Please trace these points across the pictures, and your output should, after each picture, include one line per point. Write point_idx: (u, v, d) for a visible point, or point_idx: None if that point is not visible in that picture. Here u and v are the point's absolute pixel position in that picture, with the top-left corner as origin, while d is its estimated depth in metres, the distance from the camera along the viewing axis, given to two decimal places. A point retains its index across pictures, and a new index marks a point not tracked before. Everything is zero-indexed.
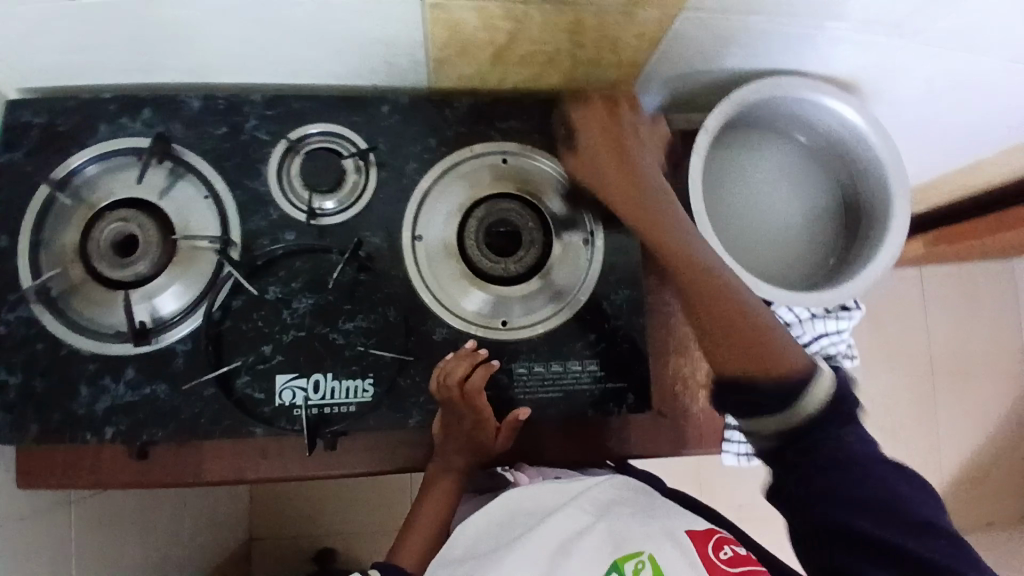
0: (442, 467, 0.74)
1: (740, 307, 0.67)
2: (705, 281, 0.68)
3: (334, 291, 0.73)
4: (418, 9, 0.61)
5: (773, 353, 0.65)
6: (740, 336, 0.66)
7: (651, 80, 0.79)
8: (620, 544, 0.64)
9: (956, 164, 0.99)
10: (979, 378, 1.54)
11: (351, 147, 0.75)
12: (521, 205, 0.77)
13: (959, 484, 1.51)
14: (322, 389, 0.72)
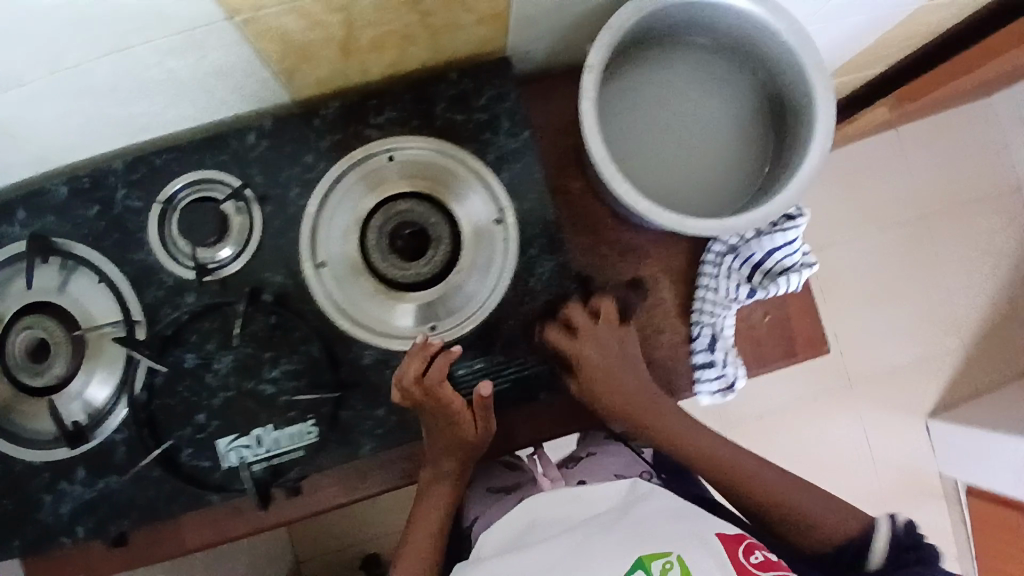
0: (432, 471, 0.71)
1: (781, 493, 0.70)
2: (744, 479, 0.71)
3: (251, 342, 0.70)
4: (232, 30, 0.58)
5: (832, 521, 0.68)
6: (784, 505, 0.69)
7: (519, 28, 0.72)
8: (643, 542, 0.59)
9: (884, 23, 0.91)
10: (979, 222, 1.49)
11: (226, 189, 0.71)
12: (419, 202, 0.73)
13: (981, 334, 1.49)
14: (265, 443, 0.69)
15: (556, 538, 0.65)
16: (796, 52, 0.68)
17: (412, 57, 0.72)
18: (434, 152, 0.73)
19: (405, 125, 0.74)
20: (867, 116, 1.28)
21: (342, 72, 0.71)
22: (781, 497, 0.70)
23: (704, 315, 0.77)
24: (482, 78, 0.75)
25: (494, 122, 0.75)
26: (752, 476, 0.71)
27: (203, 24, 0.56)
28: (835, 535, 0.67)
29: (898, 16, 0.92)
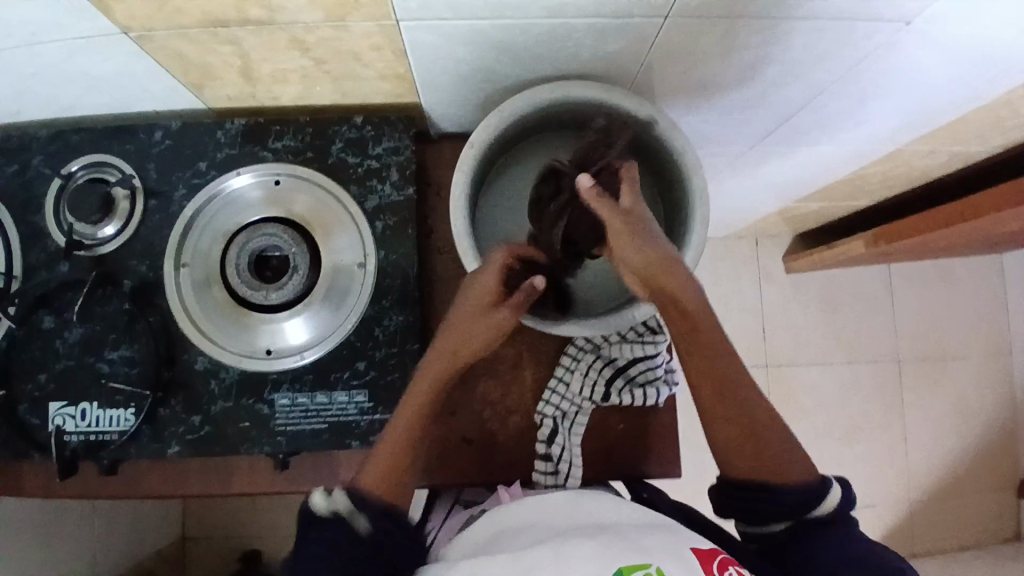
0: (455, 338, 0.68)
1: (762, 437, 0.61)
2: (737, 420, 0.61)
3: (103, 322, 0.75)
4: (128, 42, 0.62)
5: (781, 467, 0.60)
6: (756, 462, 0.60)
7: (424, 92, 0.75)
8: (620, 547, 0.50)
9: (824, 142, 0.91)
10: (951, 370, 1.43)
11: (118, 175, 0.76)
12: (289, 230, 0.77)
13: (932, 491, 1.40)
14: (88, 417, 0.74)
15: (522, 531, 0.59)
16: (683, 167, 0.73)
17: (318, 96, 0.75)
18: (318, 187, 0.77)
19: (300, 156, 0.77)
20: (842, 246, 1.24)
21: (251, 96, 0.75)
22: (750, 428, 0.61)
23: (549, 404, 0.80)
24: (383, 129, 0.77)
25: (383, 172, 0.77)
26: (741, 387, 0.62)
27: (96, 33, 0.60)
28: (779, 482, 0.59)
29: (839, 142, 0.92)
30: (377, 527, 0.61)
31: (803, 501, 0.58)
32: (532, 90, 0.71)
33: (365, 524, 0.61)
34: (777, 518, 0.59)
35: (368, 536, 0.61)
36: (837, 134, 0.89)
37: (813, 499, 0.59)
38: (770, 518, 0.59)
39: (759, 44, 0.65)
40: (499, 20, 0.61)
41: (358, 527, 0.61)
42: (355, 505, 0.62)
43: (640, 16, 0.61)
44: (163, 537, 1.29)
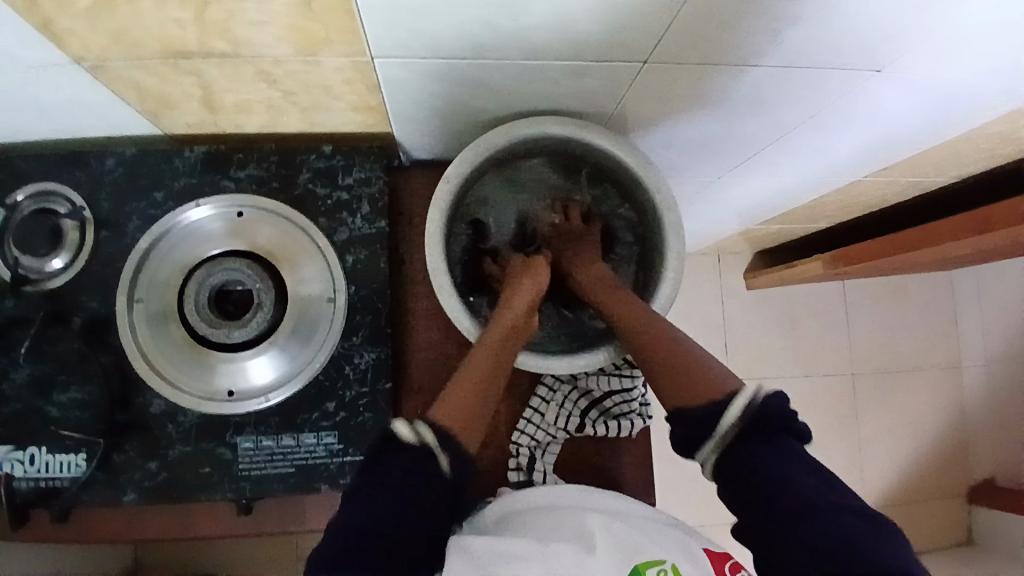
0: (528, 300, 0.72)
1: (690, 363, 0.65)
2: (653, 342, 0.67)
3: (51, 362, 0.71)
4: (79, 72, 0.58)
5: (699, 384, 0.63)
6: (676, 380, 0.65)
7: (395, 124, 0.73)
8: (635, 547, 0.54)
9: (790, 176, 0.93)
10: (904, 382, 1.49)
11: (67, 205, 0.72)
12: (252, 264, 0.73)
13: (886, 500, 1.45)
14: (37, 463, 0.69)
15: (524, 529, 0.59)
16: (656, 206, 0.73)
17: (285, 124, 0.72)
18: (284, 219, 0.74)
19: (266, 186, 0.74)
20: (802, 267, 1.26)
21: (213, 124, 0.71)
22: (685, 374, 0.64)
23: (522, 437, 0.80)
24: (353, 159, 0.75)
25: (353, 204, 0.75)
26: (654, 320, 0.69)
27: (44, 64, 0.56)
28: (697, 397, 0.62)
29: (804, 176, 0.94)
30: (456, 472, 0.62)
31: (711, 406, 0.61)
32: (504, 128, 0.70)
33: (445, 462, 0.61)
34: (704, 437, 0.61)
35: (450, 476, 0.61)
36: (800, 169, 0.91)
37: (712, 407, 0.61)
38: (704, 436, 0.61)
39: (732, 86, 0.66)
40: (477, 59, 0.59)
41: (442, 466, 0.60)
42: (438, 442, 0.61)
43: (618, 57, 0.60)
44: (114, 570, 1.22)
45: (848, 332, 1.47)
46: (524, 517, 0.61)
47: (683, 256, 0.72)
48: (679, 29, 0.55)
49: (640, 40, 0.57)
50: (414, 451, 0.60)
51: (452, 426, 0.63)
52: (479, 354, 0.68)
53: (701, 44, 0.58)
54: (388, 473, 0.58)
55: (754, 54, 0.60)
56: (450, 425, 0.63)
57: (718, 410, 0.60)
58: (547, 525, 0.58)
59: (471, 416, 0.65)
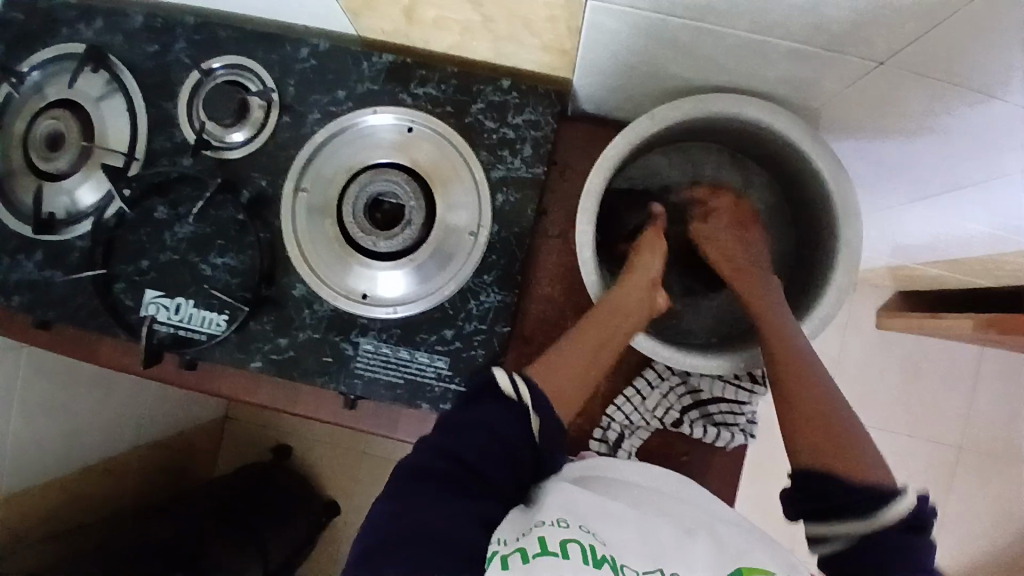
0: (642, 279, 0.71)
1: (846, 435, 0.58)
2: (806, 409, 0.60)
3: (212, 225, 0.77)
4: None
5: (856, 459, 0.56)
6: (822, 441, 0.58)
7: (581, 72, 0.71)
8: (737, 554, 0.49)
9: (978, 225, 0.84)
10: (1015, 474, 1.36)
11: (257, 84, 0.76)
12: (410, 181, 0.75)
13: None
14: (181, 312, 0.77)
15: (611, 492, 0.55)
16: (836, 236, 0.67)
17: (473, 49, 0.72)
18: (448, 145, 0.75)
19: (438, 108, 0.75)
20: (946, 322, 1.14)
21: (406, 34, 0.72)
22: (832, 435, 0.58)
23: (617, 415, 0.79)
24: (527, 99, 0.74)
25: (516, 144, 0.75)
26: (810, 379, 0.62)
27: None
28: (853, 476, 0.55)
29: (993, 230, 0.84)
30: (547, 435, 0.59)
31: (872, 497, 0.53)
32: (698, 98, 0.66)
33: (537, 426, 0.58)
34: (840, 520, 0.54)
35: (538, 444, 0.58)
36: (997, 220, 0.81)
37: (874, 501, 0.53)
38: (835, 518, 0.54)
39: (965, 116, 0.59)
40: (696, 23, 0.56)
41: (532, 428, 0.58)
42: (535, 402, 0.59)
43: (855, 50, 0.54)
44: (207, 414, 1.34)
45: (972, 404, 1.35)
46: (616, 485, 0.58)
47: (843, 299, 0.66)
48: (936, 40, 0.50)
49: (885, 40, 0.52)
50: (510, 403, 0.58)
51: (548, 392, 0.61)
52: (583, 335, 0.66)
53: (957, 58, 0.51)
54: (479, 415, 0.57)
55: (1011, 86, 0.53)
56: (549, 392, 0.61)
57: (877, 508, 0.53)
58: (641, 502, 0.54)
59: (568, 389, 0.62)
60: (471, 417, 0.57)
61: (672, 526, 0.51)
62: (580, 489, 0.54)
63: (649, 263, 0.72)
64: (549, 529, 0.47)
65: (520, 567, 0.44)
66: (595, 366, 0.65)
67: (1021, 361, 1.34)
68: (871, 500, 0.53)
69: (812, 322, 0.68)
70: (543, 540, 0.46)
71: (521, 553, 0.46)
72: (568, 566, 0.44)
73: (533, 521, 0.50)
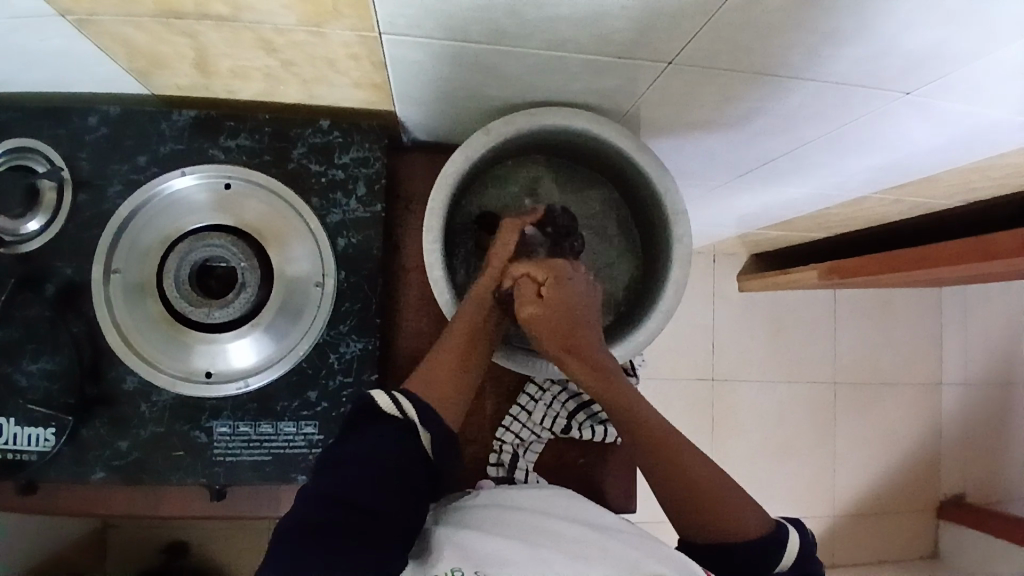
0: (468, 322, 0.65)
1: (710, 484, 0.57)
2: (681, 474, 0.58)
3: (19, 328, 0.67)
4: (62, 25, 0.53)
5: (730, 514, 0.56)
6: (698, 510, 0.57)
7: (399, 104, 0.69)
8: (632, 563, 0.49)
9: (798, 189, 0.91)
10: (884, 397, 1.50)
11: (44, 164, 0.67)
12: (238, 241, 0.69)
13: (854, 511, 1.48)
14: (3, 434, 0.66)
15: (502, 530, 0.54)
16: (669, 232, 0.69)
17: (283, 94, 0.68)
18: (273, 197, 0.70)
19: (257, 159, 0.70)
20: (796, 275, 1.24)
21: (206, 87, 0.66)
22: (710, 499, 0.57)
23: (507, 436, 0.78)
24: (352, 137, 0.71)
25: (349, 184, 0.71)
26: (673, 443, 0.59)
27: (27, 14, 0.51)
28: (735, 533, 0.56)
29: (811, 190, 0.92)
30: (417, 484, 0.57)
31: (769, 550, 0.56)
32: (526, 112, 0.66)
33: (428, 440, 0.60)
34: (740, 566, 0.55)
35: (430, 459, 0.60)
36: (809, 181, 0.88)
37: (773, 553, 0.56)
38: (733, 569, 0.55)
39: (758, 97, 0.63)
40: (495, 44, 0.56)
41: (424, 444, 0.60)
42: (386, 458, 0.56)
43: (647, 52, 0.56)
44: (77, 529, 1.18)
45: (835, 344, 1.47)
46: (503, 514, 0.57)
47: (680, 292, 0.69)
48: (714, 35, 0.52)
49: (670, 41, 0.54)
50: (393, 425, 0.59)
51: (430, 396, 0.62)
52: (445, 354, 0.65)
53: (736, 48, 0.54)
54: (361, 448, 0.57)
55: (784, 67, 0.57)
56: (427, 399, 0.62)
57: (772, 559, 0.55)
58: (530, 528, 0.55)
59: (448, 388, 0.64)
60: (357, 451, 0.56)
61: (562, 550, 0.50)
62: (471, 538, 0.53)
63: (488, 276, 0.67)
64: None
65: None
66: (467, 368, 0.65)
67: (867, 296, 1.49)
68: (770, 550, 0.55)
69: (659, 316, 0.69)
70: None
71: None
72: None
73: None
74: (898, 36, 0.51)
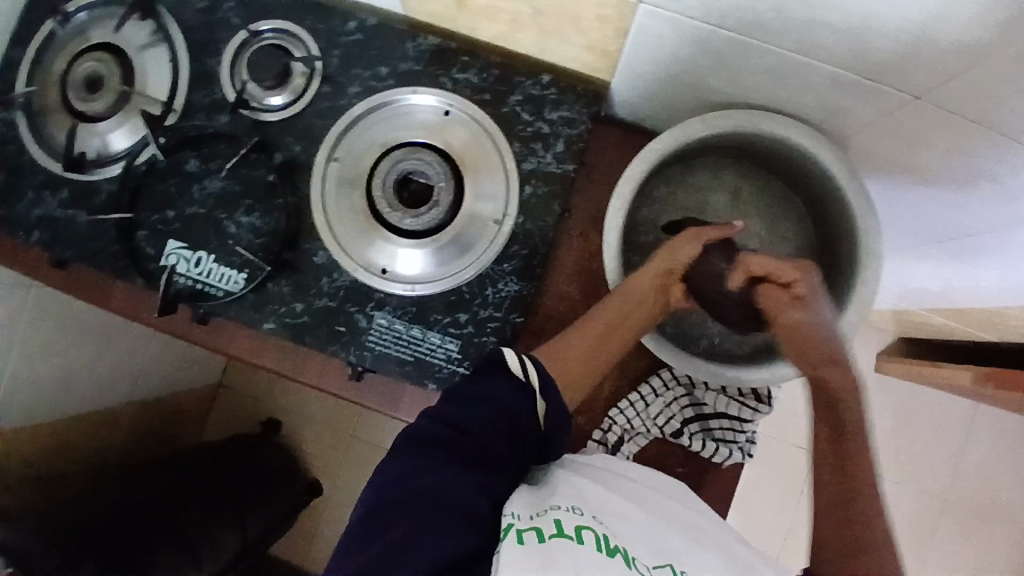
0: (665, 263, 0.69)
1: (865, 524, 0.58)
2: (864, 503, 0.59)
3: (241, 184, 0.78)
4: None
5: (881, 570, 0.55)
6: (845, 535, 0.57)
7: (621, 78, 0.73)
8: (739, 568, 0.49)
9: (988, 273, 0.86)
10: (997, 529, 1.36)
11: (300, 52, 0.77)
12: (443, 163, 0.75)
13: None
14: (201, 266, 0.77)
15: (618, 489, 0.56)
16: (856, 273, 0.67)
17: (519, 42, 0.73)
18: (482, 133, 0.76)
19: (477, 95, 0.76)
20: (943, 369, 1.16)
21: (456, 19, 0.73)
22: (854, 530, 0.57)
23: (620, 418, 0.79)
24: (566, 97, 0.75)
25: (550, 139, 0.76)
26: (865, 481, 0.60)
27: None
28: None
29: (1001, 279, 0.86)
30: (552, 420, 0.59)
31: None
32: (750, 112, 0.67)
33: (542, 412, 0.58)
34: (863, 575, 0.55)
35: (542, 429, 0.58)
36: (1009, 269, 0.82)
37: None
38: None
39: (996, 160, 0.61)
40: (747, 36, 0.57)
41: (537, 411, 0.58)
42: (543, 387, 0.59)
43: (900, 78, 0.55)
44: (200, 379, 1.33)
45: (959, 456, 1.35)
46: (616, 477, 0.59)
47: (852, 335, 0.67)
48: (984, 76, 0.51)
49: (928, 73, 0.53)
50: (513, 379, 0.58)
51: (558, 379, 0.62)
52: (588, 330, 0.66)
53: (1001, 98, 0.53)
54: (478, 391, 0.57)
55: None
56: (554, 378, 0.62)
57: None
58: (643, 498, 0.56)
59: (579, 379, 0.65)
60: (476, 392, 0.56)
61: (681, 532, 0.51)
62: (587, 486, 0.54)
63: (681, 252, 0.69)
64: (565, 514, 0.48)
65: (538, 544, 0.44)
66: (599, 355, 0.66)
67: (1012, 418, 1.35)
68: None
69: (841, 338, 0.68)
70: (558, 523, 0.46)
71: (537, 532, 0.45)
72: (584, 552, 0.44)
73: (546, 504, 0.50)
74: None
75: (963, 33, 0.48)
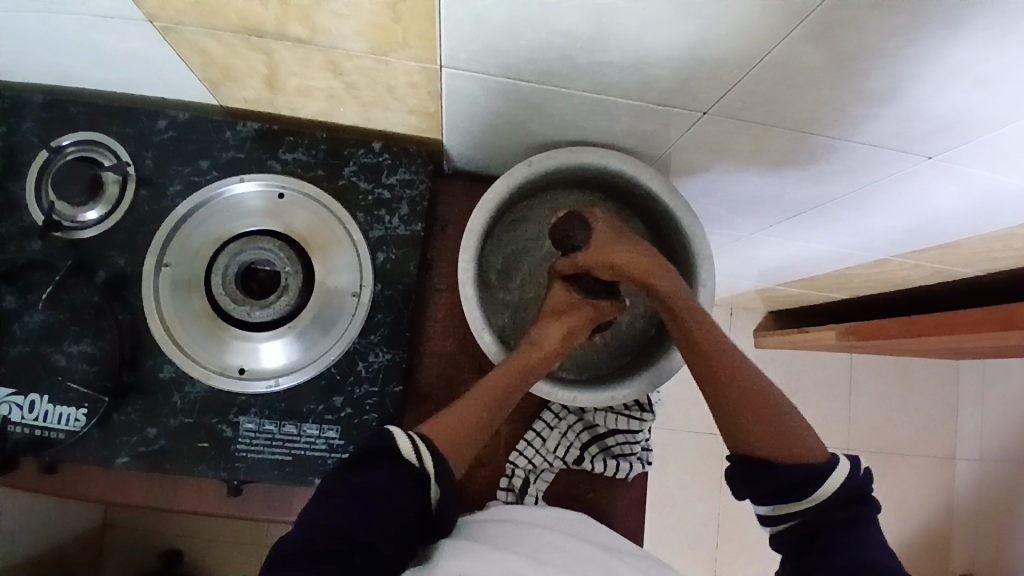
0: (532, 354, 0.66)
1: (777, 412, 0.60)
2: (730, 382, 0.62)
3: (66, 311, 0.71)
4: (152, 32, 0.58)
5: (795, 441, 0.59)
6: (759, 428, 0.60)
7: (447, 133, 0.73)
8: None
9: (819, 245, 0.94)
10: (898, 467, 1.48)
11: (109, 159, 0.72)
12: (285, 246, 0.73)
13: None
14: (36, 411, 0.69)
15: (507, 545, 0.56)
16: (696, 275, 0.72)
17: (341, 115, 0.72)
18: (319, 209, 0.74)
19: (310, 172, 0.74)
20: (814, 334, 1.26)
21: (272, 103, 0.71)
22: (766, 420, 0.60)
23: (521, 459, 0.79)
24: (401, 159, 0.76)
25: (393, 203, 0.75)
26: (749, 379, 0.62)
27: (124, 18, 0.56)
28: (796, 457, 0.58)
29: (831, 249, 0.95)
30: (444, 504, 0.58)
31: (814, 475, 0.56)
32: (569, 149, 0.70)
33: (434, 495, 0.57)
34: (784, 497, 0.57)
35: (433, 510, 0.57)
36: (832, 240, 0.92)
37: (812, 480, 0.56)
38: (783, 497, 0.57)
39: (787, 151, 0.67)
40: (546, 83, 0.60)
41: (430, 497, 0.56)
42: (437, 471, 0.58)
43: (688, 99, 0.60)
44: (81, 527, 1.18)
45: (850, 411, 1.46)
46: (511, 531, 0.60)
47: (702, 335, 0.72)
48: (752, 87, 0.56)
49: (708, 92, 0.58)
50: (402, 467, 0.56)
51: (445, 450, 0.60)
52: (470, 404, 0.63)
53: (771, 103, 0.58)
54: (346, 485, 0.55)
55: (813, 123, 0.61)
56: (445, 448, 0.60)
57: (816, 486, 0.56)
58: (538, 547, 0.57)
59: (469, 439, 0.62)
60: (356, 485, 0.54)
61: (570, 569, 0.53)
62: (477, 550, 0.53)
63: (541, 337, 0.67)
64: None
65: None
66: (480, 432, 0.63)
67: (883, 363, 1.49)
68: (809, 477, 0.56)
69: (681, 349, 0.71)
70: None
71: None
72: None
73: None
74: (929, 97, 0.54)
75: (722, 58, 0.52)
